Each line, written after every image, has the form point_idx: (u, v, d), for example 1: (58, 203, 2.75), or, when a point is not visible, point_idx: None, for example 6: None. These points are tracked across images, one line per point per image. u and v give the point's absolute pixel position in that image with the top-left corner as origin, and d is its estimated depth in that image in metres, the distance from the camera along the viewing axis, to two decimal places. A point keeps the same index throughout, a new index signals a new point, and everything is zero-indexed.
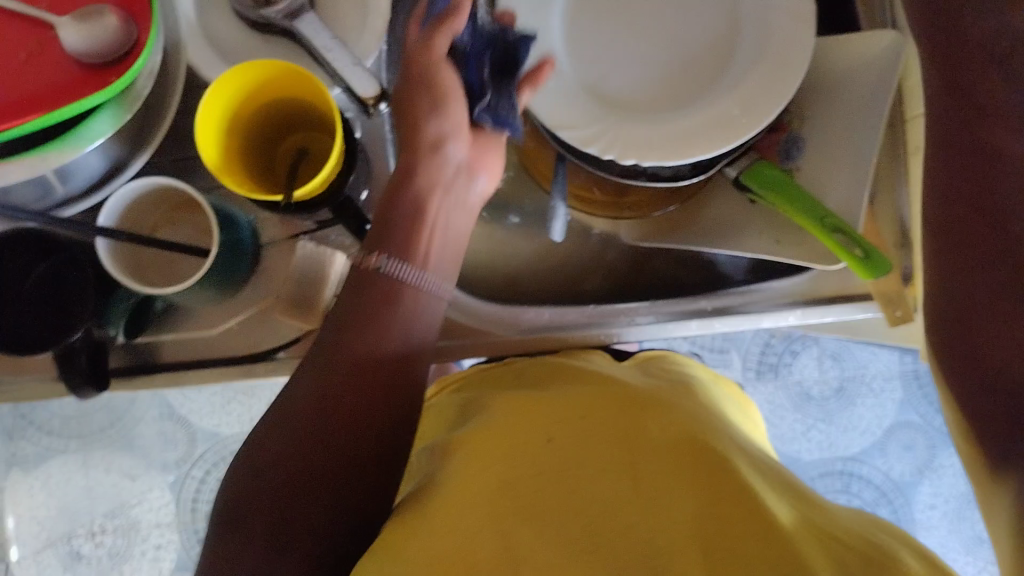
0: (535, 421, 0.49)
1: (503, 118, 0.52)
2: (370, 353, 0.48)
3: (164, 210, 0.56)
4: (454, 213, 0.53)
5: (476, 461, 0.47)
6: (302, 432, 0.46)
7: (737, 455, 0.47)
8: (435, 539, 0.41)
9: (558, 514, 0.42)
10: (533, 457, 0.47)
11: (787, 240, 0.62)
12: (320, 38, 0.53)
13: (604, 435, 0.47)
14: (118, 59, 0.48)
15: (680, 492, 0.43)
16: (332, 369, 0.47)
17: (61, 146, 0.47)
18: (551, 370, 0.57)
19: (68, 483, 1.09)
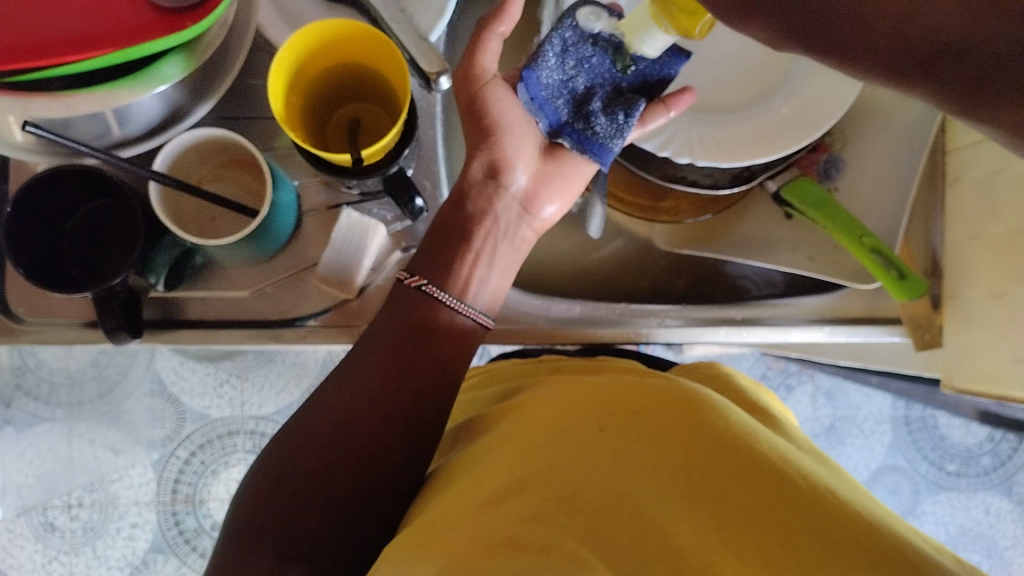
0: (583, 414, 0.49)
1: (597, 143, 0.53)
2: (417, 352, 0.51)
3: (212, 164, 0.57)
4: (507, 248, 0.56)
5: (521, 455, 0.47)
6: (348, 416, 0.48)
7: (800, 457, 0.45)
8: (466, 515, 0.43)
9: (594, 504, 0.41)
10: (577, 445, 0.46)
11: (822, 256, 0.64)
12: (388, 10, 0.54)
13: (655, 430, 0.46)
14: (198, 4, 0.48)
15: (733, 486, 0.41)
16: (382, 357, 0.50)
17: (130, 84, 0.47)
18: (587, 364, 0.59)
19: (50, 452, 1.07)
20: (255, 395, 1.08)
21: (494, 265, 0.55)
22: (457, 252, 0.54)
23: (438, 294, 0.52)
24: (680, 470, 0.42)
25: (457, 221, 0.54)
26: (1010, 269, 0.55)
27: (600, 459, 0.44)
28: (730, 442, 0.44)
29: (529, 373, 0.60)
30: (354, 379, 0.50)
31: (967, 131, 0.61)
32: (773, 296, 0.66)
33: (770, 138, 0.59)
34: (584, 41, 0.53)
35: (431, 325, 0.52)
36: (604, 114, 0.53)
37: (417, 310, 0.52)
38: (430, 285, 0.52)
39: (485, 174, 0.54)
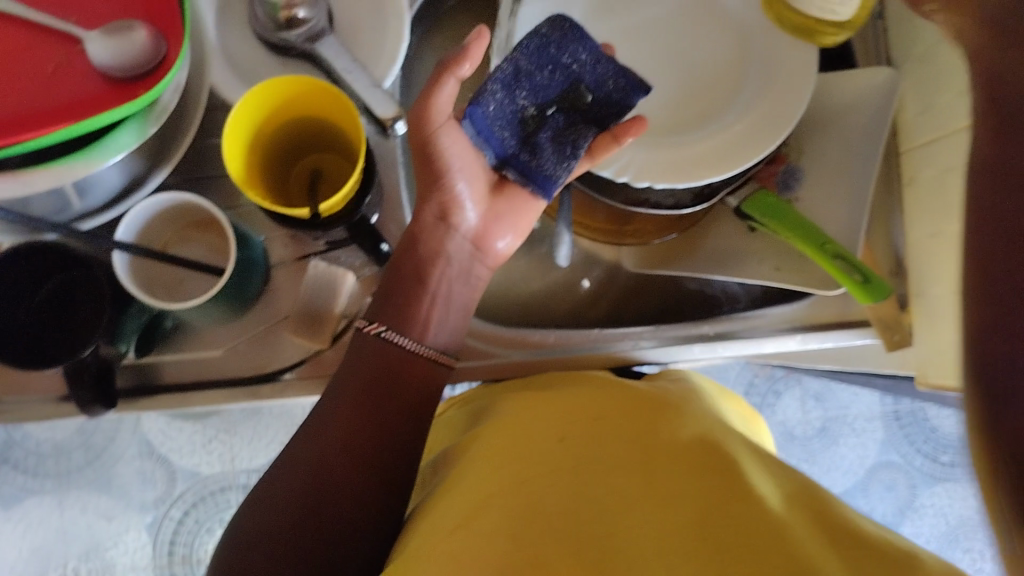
0: (546, 421, 0.52)
1: (539, 173, 0.54)
2: (384, 395, 0.51)
3: (177, 228, 0.57)
4: (461, 286, 0.57)
5: (489, 467, 0.49)
6: (320, 467, 0.49)
7: (745, 453, 0.49)
8: (435, 542, 0.44)
9: (563, 505, 0.44)
10: (543, 453, 0.49)
11: (787, 266, 0.64)
12: (341, 61, 0.54)
13: (616, 435, 0.49)
14: (149, 72, 0.48)
15: (688, 486, 0.45)
16: (349, 402, 0.51)
17: (86, 156, 0.47)
18: (556, 376, 0.59)
19: (42, 524, 1.06)
20: (244, 448, 1.08)
21: (449, 304, 0.56)
22: (413, 297, 0.55)
23: (397, 340, 0.53)
24: (640, 473, 0.46)
25: (409, 264, 0.55)
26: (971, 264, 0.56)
27: (567, 486, 0.46)
28: (695, 468, 0.46)
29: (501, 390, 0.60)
30: (324, 427, 0.50)
31: (920, 131, 0.63)
32: (744, 310, 0.67)
33: (725, 155, 0.60)
34: (542, 71, 0.55)
35: (392, 369, 0.52)
36: (551, 146, 0.54)
37: (380, 357, 0.52)
38: (388, 330, 0.53)
39: (436, 215, 0.55)
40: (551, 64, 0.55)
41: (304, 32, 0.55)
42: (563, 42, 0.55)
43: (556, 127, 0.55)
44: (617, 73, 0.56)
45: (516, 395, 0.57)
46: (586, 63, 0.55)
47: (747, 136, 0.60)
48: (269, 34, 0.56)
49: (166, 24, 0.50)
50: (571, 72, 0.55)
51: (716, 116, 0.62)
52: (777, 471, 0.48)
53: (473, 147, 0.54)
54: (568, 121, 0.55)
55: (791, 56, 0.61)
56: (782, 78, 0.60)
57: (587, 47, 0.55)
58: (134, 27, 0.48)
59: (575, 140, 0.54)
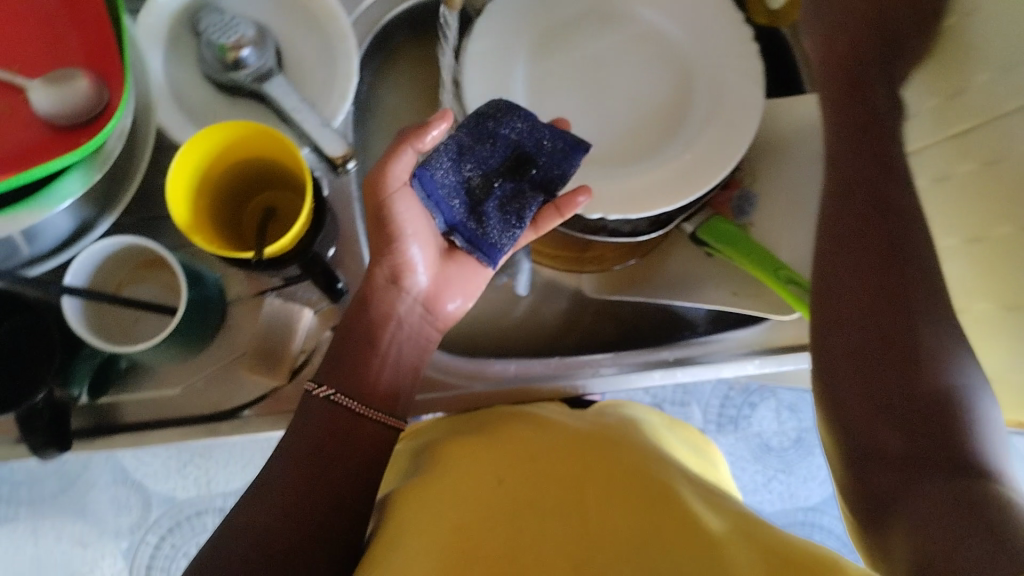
0: (483, 464, 0.52)
1: (488, 243, 0.55)
2: (336, 459, 0.52)
3: (130, 269, 0.57)
4: (409, 346, 0.58)
5: (427, 510, 0.49)
6: (271, 530, 0.49)
7: (681, 488, 0.50)
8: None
9: (509, 553, 0.44)
10: (483, 500, 0.49)
11: (743, 291, 0.64)
12: (289, 100, 0.55)
13: (552, 478, 0.50)
14: (92, 120, 0.49)
15: (626, 530, 0.46)
16: (297, 466, 0.52)
17: (31, 205, 0.47)
18: (496, 415, 0.59)
19: (16, 553, 1.05)
20: (219, 472, 1.07)
21: (400, 364, 0.58)
22: (362, 359, 0.56)
23: (346, 401, 0.54)
24: (581, 519, 0.47)
25: (360, 324, 0.56)
26: None
27: (509, 526, 0.47)
28: (630, 506, 0.48)
29: (447, 428, 0.61)
30: (271, 491, 0.51)
31: None
32: (703, 334, 0.67)
33: (682, 182, 0.60)
34: (482, 140, 0.54)
35: (343, 431, 0.53)
36: (498, 215, 0.54)
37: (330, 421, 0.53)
38: (339, 393, 0.54)
39: (388, 278, 0.56)
40: (489, 135, 0.54)
41: (252, 72, 0.56)
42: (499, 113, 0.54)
43: (503, 196, 0.54)
44: (557, 138, 0.55)
45: (461, 434, 0.57)
46: (523, 130, 0.54)
47: (701, 163, 0.60)
48: (217, 75, 0.56)
49: (110, 71, 0.50)
50: (510, 142, 0.54)
51: (668, 145, 0.63)
52: (710, 505, 0.50)
53: (425, 210, 0.55)
54: (514, 190, 0.55)
55: (742, 85, 0.62)
56: (732, 105, 0.61)
57: (521, 115, 0.54)
58: (76, 75, 0.48)
59: (522, 210, 0.54)
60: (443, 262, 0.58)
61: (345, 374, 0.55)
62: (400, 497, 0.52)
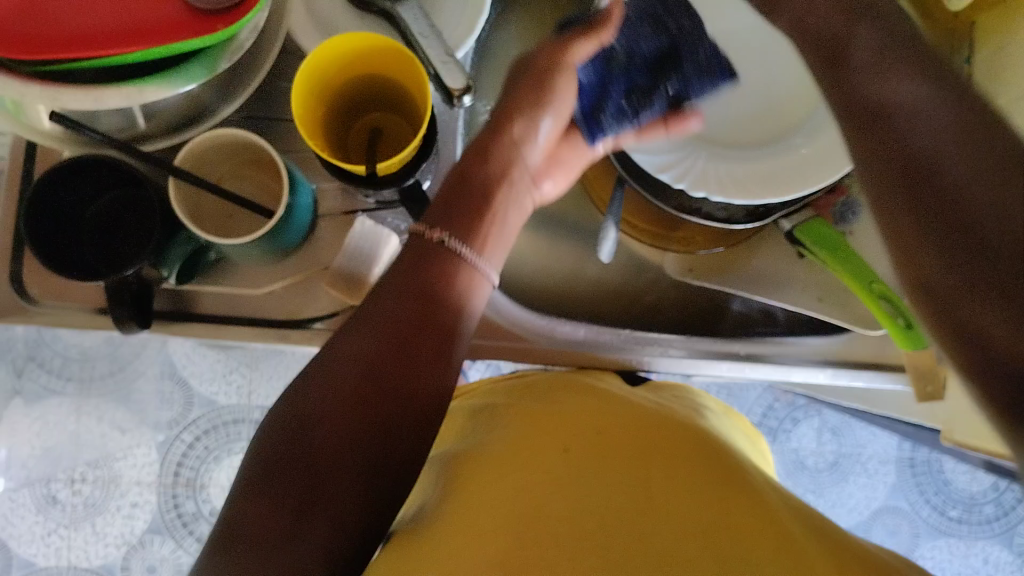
0: (548, 430, 0.52)
1: (598, 117, 0.58)
2: (385, 358, 0.46)
3: (234, 163, 0.57)
4: (515, 213, 0.55)
5: (492, 471, 0.49)
6: (308, 456, 0.43)
7: (752, 479, 0.50)
8: (454, 531, 0.45)
9: (576, 527, 0.44)
10: (550, 464, 0.49)
11: (830, 298, 0.63)
12: (418, 26, 0.55)
13: (621, 451, 0.50)
14: (230, 8, 0.49)
15: (695, 505, 0.46)
16: (339, 380, 0.45)
17: (159, 82, 0.48)
18: (557, 379, 0.60)
19: (58, 425, 1.08)
20: (262, 385, 1.09)
21: (501, 231, 0.53)
22: (477, 206, 0.52)
23: (458, 250, 0.50)
24: (648, 493, 0.47)
25: (430, 256, 0.49)
26: None
27: (577, 491, 0.47)
28: (695, 476, 0.48)
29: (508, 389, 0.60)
30: (312, 406, 0.45)
31: None
32: (779, 334, 0.66)
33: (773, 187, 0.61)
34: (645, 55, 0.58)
35: (405, 326, 0.47)
36: (625, 97, 0.59)
37: (406, 287, 0.48)
38: (451, 240, 0.50)
39: (516, 137, 0.54)
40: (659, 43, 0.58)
41: None
42: (655, 62, 0.58)
43: (649, 66, 0.58)
44: (711, 80, 0.58)
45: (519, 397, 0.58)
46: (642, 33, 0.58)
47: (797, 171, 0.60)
48: None
49: None
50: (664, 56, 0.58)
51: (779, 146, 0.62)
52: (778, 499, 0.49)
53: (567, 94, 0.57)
54: (657, 66, 0.58)
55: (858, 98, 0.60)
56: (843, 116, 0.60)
57: (696, 41, 0.58)
58: None
59: (652, 96, 0.58)
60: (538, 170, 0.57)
61: (410, 306, 0.48)
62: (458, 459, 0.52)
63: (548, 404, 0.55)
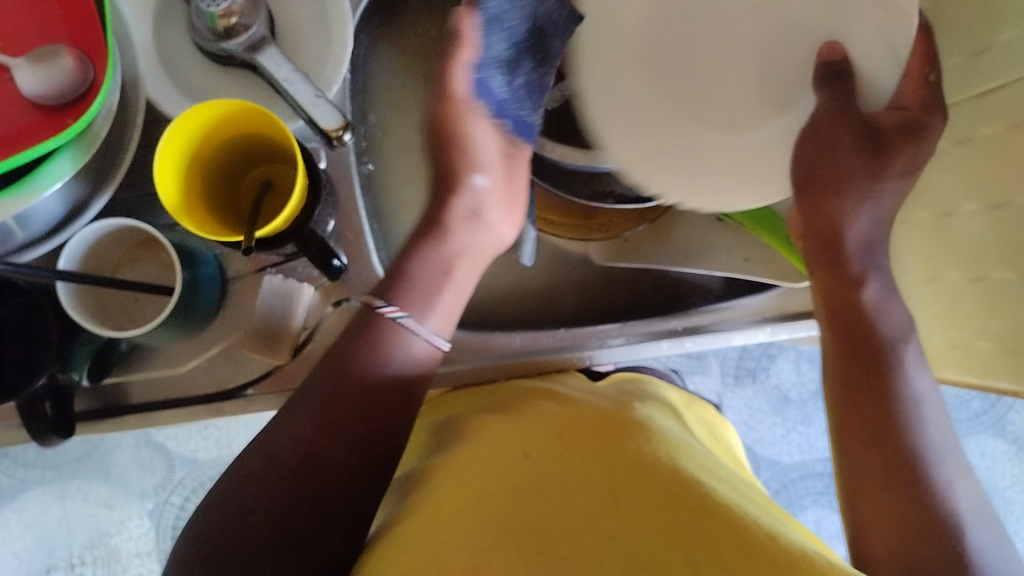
0: (508, 441, 0.53)
1: (525, 122, 0.59)
2: (348, 392, 0.50)
3: (127, 249, 0.56)
4: (471, 275, 0.58)
5: (448, 484, 0.50)
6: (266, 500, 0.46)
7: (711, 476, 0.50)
8: (398, 531, 0.47)
9: (525, 527, 0.45)
10: (509, 470, 0.50)
11: (755, 257, 0.63)
12: (282, 71, 0.52)
13: (580, 455, 0.51)
14: (77, 100, 0.47)
15: (651, 498, 0.46)
16: (299, 429, 0.49)
17: (19, 191, 0.46)
18: (523, 391, 0.60)
19: (45, 514, 1.07)
20: (241, 433, 1.07)
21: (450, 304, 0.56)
22: (437, 286, 0.55)
23: (406, 325, 0.53)
24: (607, 489, 0.47)
25: (357, 341, 0.52)
26: (945, 255, 0.55)
27: (532, 495, 0.48)
28: (652, 470, 0.49)
29: (466, 403, 0.61)
30: (273, 451, 0.48)
31: None
32: (716, 300, 0.65)
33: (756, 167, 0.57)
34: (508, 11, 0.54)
35: (345, 383, 0.51)
36: (524, 74, 0.57)
37: (351, 352, 0.52)
38: (388, 306, 0.53)
39: (471, 206, 0.58)
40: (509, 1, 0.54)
41: (244, 42, 0.53)
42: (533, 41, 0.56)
43: (502, 59, 0.55)
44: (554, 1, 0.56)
45: (476, 412, 0.58)
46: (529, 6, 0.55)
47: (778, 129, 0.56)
48: (208, 44, 0.54)
49: (94, 49, 0.48)
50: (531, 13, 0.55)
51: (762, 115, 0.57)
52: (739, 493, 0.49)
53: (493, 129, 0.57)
54: (512, 60, 0.56)
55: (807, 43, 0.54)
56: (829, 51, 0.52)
57: None
58: (61, 53, 0.47)
59: (541, 70, 0.58)
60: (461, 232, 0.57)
61: (337, 396, 0.50)
62: (417, 475, 0.53)
63: (507, 415, 0.56)
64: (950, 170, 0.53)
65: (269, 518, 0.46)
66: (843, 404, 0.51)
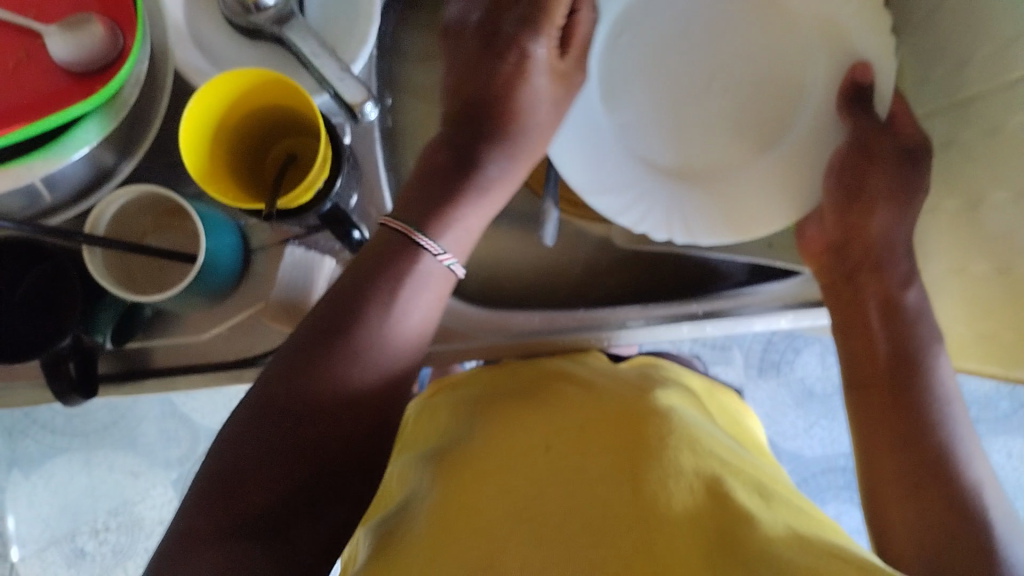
0: (532, 432, 0.52)
1: None
2: (332, 383, 0.47)
3: (153, 216, 0.56)
4: (482, 200, 0.54)
5: (470, 482, 0.50)
6: (260, 457, 0.45)
7: (732, 471, 0.49)
8: (424, 524, 0.48)
9: (549, 516, 0.46)
10: (532, 463, 0.50)
11: (779, 242, 0.63)
12: (308, 45, 0.52)
13: (605, 447, 0.50)
14: (105, 66, 0.48)
15: (674, 497, 0.46)
16: (270, 403, 0.46)
17: (45, 154, 0.47)
18: (538, 371, 0.60)
19: (71, 481, 1.08)
20: None
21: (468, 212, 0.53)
22: (450, 198, 0.53)
23: (415, 236, 0.50)
24: (629, 478, 0.47)
25: (361, 287, 0.49)
26: (973, 246, 0.54)
27: (554, 486, 0.48)
28: (678, 465, 0.48)
29: (489, 383, 0.60)
30: (258, 406, 0.47)
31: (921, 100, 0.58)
32: (738, 286, 0.65)
33: (784, 186, 0.59)
34: None
35: (325, 356, 0.47)
36: None
37: (363, 278, 0.49)
38: (404, 225, 0.51)
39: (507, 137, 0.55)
40: None
41: (272, 15, 0.53)
42: None
43: None
44: None
45: (506, 401, 0.57)
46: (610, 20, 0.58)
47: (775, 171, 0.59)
48: (238, 17, 0.54)
49: (124, 17, 0.49)
50: None
51: (744, 159, 0.59)
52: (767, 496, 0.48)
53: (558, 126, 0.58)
54: None
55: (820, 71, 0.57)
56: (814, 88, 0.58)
57: None
58: (91, 20, 0.47)
59: None
60: (521, 152, 0.55)
61: (319, 355, 0.47)
62: (441, 466, 0.52)
63: (529, 406, 0.55)
64: (980, 160, 0.52)
65: (258, 472, 0.44)
66: (859, 402, 0.54)
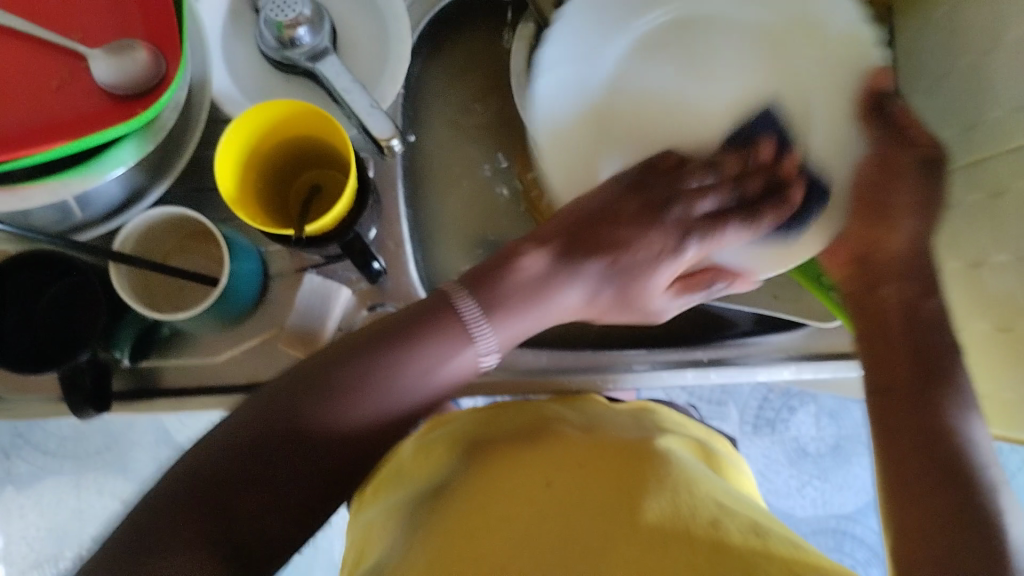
0: (524, 466, 0.53)
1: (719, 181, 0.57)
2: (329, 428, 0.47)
3: (178, 239, 0.58)
4: (536, 316, 0.53)
5: (474, 518, 0.49)
6: (240, 465, 0.45)
7: (729, 511, 0.49)
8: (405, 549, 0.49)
9: (546, 533, 0.48)
10: (531, 497, 0.50)
11: (783, 294, 0.65)
12: (341, 81, 0.54)
13: (602, 484, 0.51)
14: (148, 90, 0.50)
15: (681, 538, 0.46)
16: (270, 418, 0.46)
17: (83, 171, 0.49)
18: (531, 414, 0.60)
19: (59, 504, 1.07)
20: None
21: (519, 320, 0.52)
22: (516, 293, 0.52)
23: (467, 311, 0.50)
24: (625, 516, 0.48)
25: (390, 339, 0.49)
26: (973, 306, 0.56)
27: (550, 516, 0.49)
28: (678, 504, 0.49)
29: (479, 421, 0.60)
30: (241, 425, 0.46)
31: None
32: (745, 335, 0.66)
33: (825, 194, 0.56)
34: None
35: (319, 383, 0.47)
36: None
37: (407, 324, 0.49)
38: (466, 300, 0.51)
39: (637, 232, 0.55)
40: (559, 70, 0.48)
41: (307, 51, 0.55)
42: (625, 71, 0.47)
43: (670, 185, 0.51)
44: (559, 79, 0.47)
45: (500, 437, 0.57)
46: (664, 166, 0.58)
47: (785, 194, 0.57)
48: (273, 52, 0.56)
49: (169, 44, 0.51)
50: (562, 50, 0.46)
51: (787, 167, 0.58)
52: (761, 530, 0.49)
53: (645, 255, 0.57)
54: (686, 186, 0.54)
55: (836, 79, 0.58)
56: (781, 110, 0.59)
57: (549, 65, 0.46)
58: (136, 46, 0.49)
59: None
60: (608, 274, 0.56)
61: (330, 390, 0.47)
62: (428, 504, 0.53)
63: (521, 443, 0.56)
64: (982, 225, 0.54)
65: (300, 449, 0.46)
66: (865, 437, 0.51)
